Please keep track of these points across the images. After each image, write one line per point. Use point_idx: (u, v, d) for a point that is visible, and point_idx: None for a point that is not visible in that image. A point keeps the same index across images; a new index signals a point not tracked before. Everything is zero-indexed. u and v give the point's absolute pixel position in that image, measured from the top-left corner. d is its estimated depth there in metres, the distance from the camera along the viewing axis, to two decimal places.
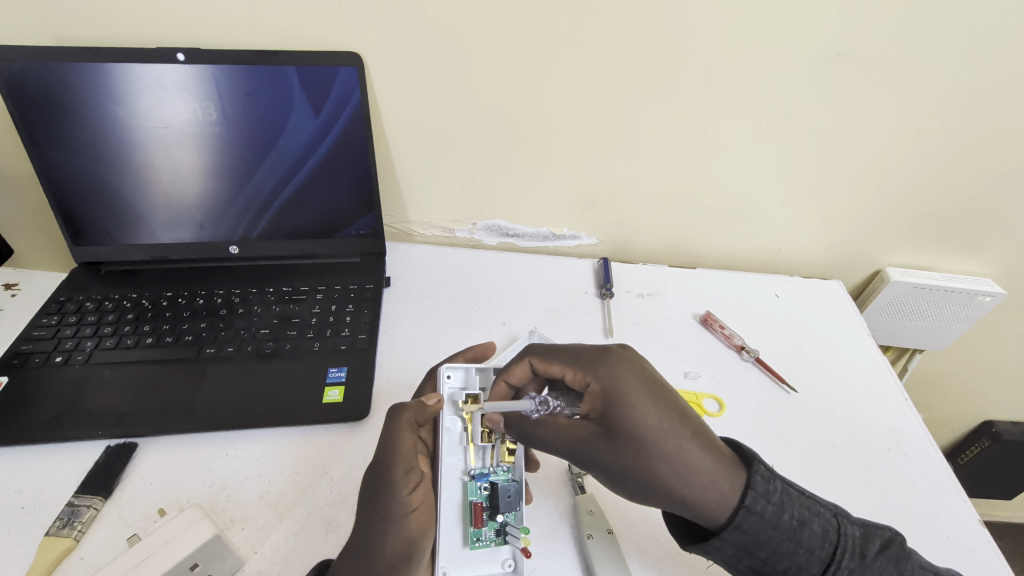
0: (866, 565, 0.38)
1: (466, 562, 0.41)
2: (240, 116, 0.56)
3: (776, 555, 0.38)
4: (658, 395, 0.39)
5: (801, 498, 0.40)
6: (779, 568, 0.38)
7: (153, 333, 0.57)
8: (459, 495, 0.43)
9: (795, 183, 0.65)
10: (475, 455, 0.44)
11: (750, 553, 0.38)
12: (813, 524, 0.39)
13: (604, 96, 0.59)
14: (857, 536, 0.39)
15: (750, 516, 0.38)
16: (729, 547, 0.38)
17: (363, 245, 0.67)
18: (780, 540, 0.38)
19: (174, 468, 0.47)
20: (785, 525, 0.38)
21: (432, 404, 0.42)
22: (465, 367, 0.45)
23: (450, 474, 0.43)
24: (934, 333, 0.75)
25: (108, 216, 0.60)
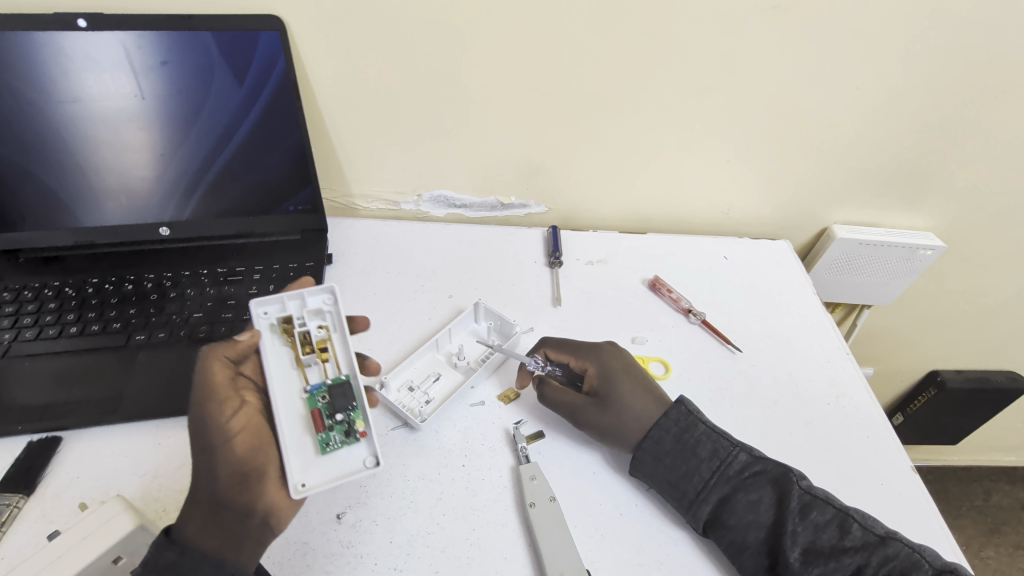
0: (750, 480, 0.44)
1: (322, 469, 0.39)
2: (155, 86, 0.53)
3: (675, 461, 0.45)
4: (632, 380, 0.50)
5: (722, 433, 0.46)
6: (677, 474, 0.44)
7: (78, 322, 0.54)
8: (301, 410, 0.41)
9: (738, 143, 0.64)
10: (312, 374, 0.43)
11: (659, 461, 0.45)
12: (709, 443, 0.45)
13: (540, 58, 0.57)
14: (758, 462, 0.44)
15: (660, 435, 0.46)
16: (647, 459, 0.45)
17: (301, 221, 0.64)
18: (679, 450, 0.45)
19: (101, 459, 0.46)
20: (684, 438, 0.46)
21: (247, 339, 0.41)
22: (278, 299, 0.42)
23: (287, 391, 0.42)
24: (879, 288, 0.77)
25: (22, 202, 0.56)
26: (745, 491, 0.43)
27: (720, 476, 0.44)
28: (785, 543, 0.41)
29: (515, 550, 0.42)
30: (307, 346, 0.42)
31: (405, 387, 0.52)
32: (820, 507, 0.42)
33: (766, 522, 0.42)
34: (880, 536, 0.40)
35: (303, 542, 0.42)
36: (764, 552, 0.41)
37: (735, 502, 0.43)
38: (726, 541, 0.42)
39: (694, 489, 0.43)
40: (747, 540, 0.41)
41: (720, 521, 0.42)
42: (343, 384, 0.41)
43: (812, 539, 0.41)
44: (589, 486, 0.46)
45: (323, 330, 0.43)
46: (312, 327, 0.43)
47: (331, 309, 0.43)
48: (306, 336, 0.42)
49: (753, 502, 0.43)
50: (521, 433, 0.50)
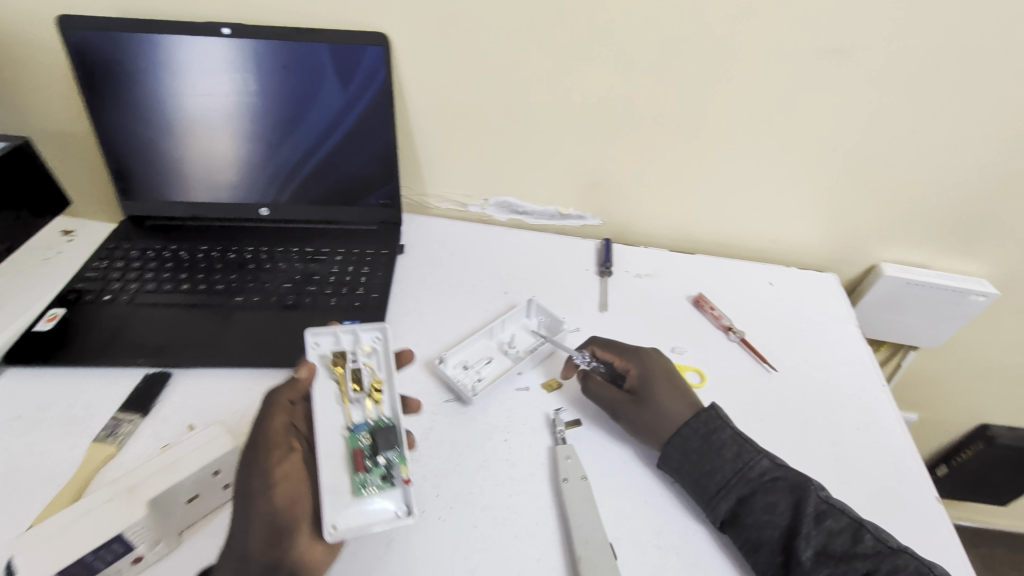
0: (769, 484, 0.47)
1: (355, 515, 0.42)
2: (276, 87, 0.62)
3: (699, 458, 0.49)
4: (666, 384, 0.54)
5: (746, 440, 0.50)
6: (700, 470, 0.48)
7: (189, 281, 0.63)
8: (342, 450, 0.45)
9: (791, 175, 0.68)
10: (354, 413, 0.47)
11: (686, 459, 0.49)
12: (732, 447, 0.49)
13: (610, 83, 0.62)
14: (777, 469, 0.48)
15: (691, 436, 0.49)
16: (676, 456, 0.49)
17: (381, 214, 0.71)
18: (704, 449, 0.49)
19: (202, 395, 0.54)
20: (710, 439, 0.49)
21: (303, 376, 0.47)
22: (333, 332, 0.50)
23: (331, 431, 0.46)
24: (927, 330, 0.77)
25: (155, 175, 0.67)
26: (764, 493, 0.46)
27: (741, 476, 0.47)
28: (799, 543, 0.44)
29: (547, 519, 0.47)
30: (355, 385, 0.48)
31: (460, 365, 0.58)
32: (835, 516, 0.45)
33: (782, 522, 0.45)
34: (891, 547, 0.43)
35: None
36: (778, 550, 0.44)
37: (754, 502, 0.46)
38: (742, 537, 0.45)
39: (715, 485, 0.47)
40: (762, 537, 0.45)
41: (738, 518, 0.46)
42: (387, 427, 0.45)
43: (825, 543, 0.44)
44: (617, 471, 0.51)
45: (370, 370, 0.49)
46: (360, 365, 0.49)
47: (378, 346, 0.51)
48: (356, 374, 0.48)
49: (771, 504, 0.46)
50: (561, 419, 0.54)
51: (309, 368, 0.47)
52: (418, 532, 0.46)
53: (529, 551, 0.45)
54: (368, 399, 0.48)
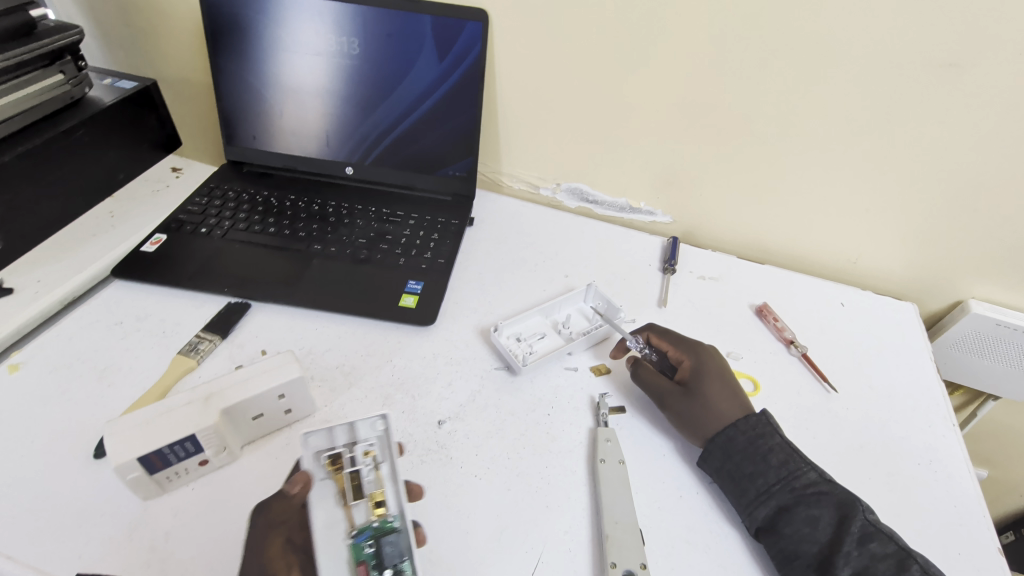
0: (813, 496, 0.46)
1: None
2: (377, 52, 0.65)
3: (743, 459, 0.48)
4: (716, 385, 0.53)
5: (794, 450, 0.49)
6: (742, 472, 0.48)
7: (275, 225, 0.68)
8: (345, 559, 0.38)
9: (881, 193, 0.64)
10: (357, 514, 0.40)
11: (728, 458, 0.48)
12: (779, 454, 0.48)
13: (700, 79, 0.62)
14: (824, 483, 0.46)
15: (734, 436, 0.49)
16: (717, 454, 0.49)
17: (456, 185, 0.74)
18: (750, 451, 0.48)
19: (274, 329, 0.58)
20: (757, 443, 0.49)
21: (297, 488, 0.40)
22: (327, 430, 0.40)
23: (332, 535, 0.39)
24: (1012, 379, 0.72)
25: (259, 125, 0.72)
26: (807, 505, 0.45)
27: (785, 483, 0.46)
28: (838, 561, 0.42)
29: (580, 496, 0.48)
30: (354, 488, 0.40)
31: (513, 336, 0.60)
32: (881, 540, 0.43)
33: (822, 538, 0.44)
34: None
35: (409, 433, 0.51)
36: (814, 565, 0.43)
37: (795, 512, 0.45)
38: (778, 545, 0.44)
39: (756, 489, 0.46)
40: (799, 549, 0.43)
41: (775, 526, 0.45)
42: (390, 534, 0.38)
43: (867, 565, 0.42)
44: (656, 462, 0.51)
45: (371, 465, 0.41)
46: (361, 461, 0.41)
47: (380, 436, 0.41)
48: (355, 475, 0.40)
49: (813, 518, 0.45)
50: (605, 403, 0.55)
51: (305, 476, 0.41)
52: (454, 486, 0.48)
53: (558, 522, 0.46)
54: (370, 502, 0.40)
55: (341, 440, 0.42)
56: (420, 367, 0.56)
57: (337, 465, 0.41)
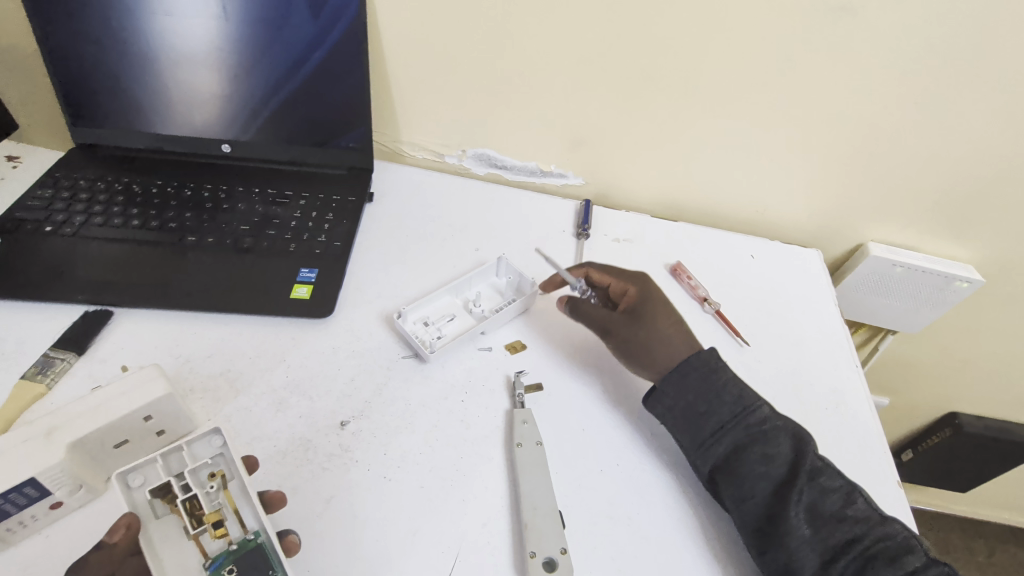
0: (769, 433, 0.45)
1: None
2: (238, 9, 0.57)
3: (698, 398, 0.47)
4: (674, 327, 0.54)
5: (745, 386, 0.48)
6: (697, 411, 0.47)
7: (139, 217, 0.60)
8: None
9: (783, 144, 0.64)
10: (209, 544, 0.34)
11: (683, 397, 0.47)
12: (732, 390, 0.47)
13: (599, 30, 0.58)
14: (776, 420, 0.46)
15: (691, 370, 0.48)
16: (672, 393, 0.48)
17: (350, 158, 0.67)
18: (706, 389, 0.47)
19: (144, 337, 0.51)
20: (710, 380, 0.48)
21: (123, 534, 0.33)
22: (149, 459, 0.36)
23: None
24: (907, 315, 0.76)
25: (107, 101, 0.62)
26: (762, 443, 0.45)
27: (740, 421, 0.46)
28: (790, 500, 0.42)
29: (498, 484, 0.45)
30: (196, 514, 0.34)
31: (421, 321, 0.56)
32: (829, 475, 0.44)
33: (775, 476, 0.43)
34: (881, 515, 0.42)
35: (308, 439, 0.46)
36: (766, 502, 0.43)
37: (751, 451, 0.45)
38: (733, 484, 0.44)
39: (712, 428, 0.46)
40: (753, 487, 0.43)
41: (730, 465, 0.45)
42: (254, 554, 0.34)
43: (816, 500, 0.43)
44: (576, 438, 0.49)
45: (217, 487, 0.35)
46: (201, 483, 0.35)
47: (221, 453, 0.36)
48: (194, 500, 0.34)
49: (768, 455, 0.44)
50: (521, 382, 0.52)
51: (128, 518, 0.34)
52: (361, 491, 0.44)
53: (476, 515, 0.43)
54: (220, 527, 0.34)
55: (174, 470, 0.36)
56: (318, 365, 0.51)
57: (171, 498, 0.35)
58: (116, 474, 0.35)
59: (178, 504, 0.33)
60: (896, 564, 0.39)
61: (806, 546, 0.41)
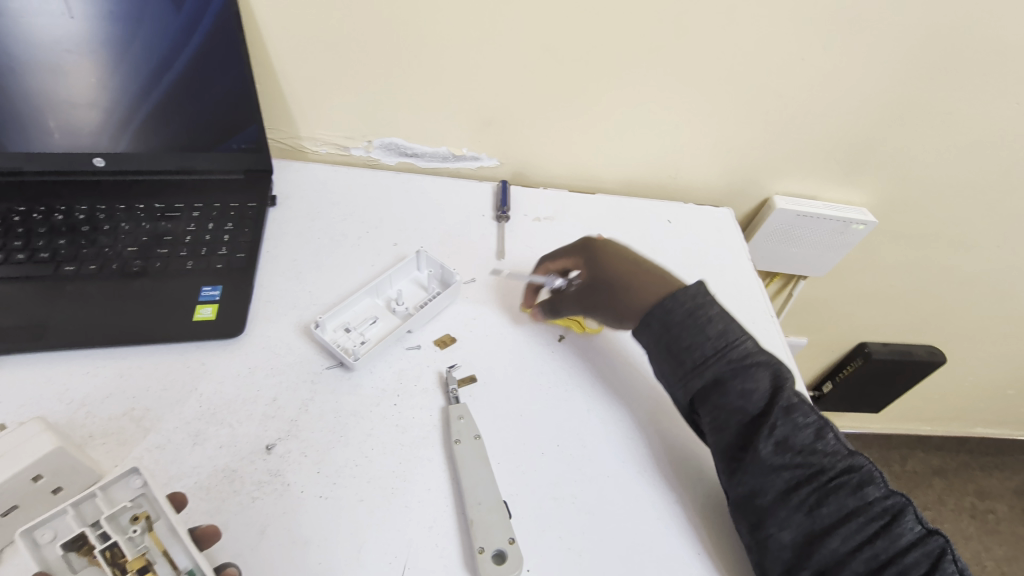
0: (750, 367, 0.46)
1: None
2: (83, 5, 0.50)
3: (682, 331, 0.49)
4: (659, 273, 0.57)
5: (735, 321, 0.49)
6: (679, 344, 0.48)
7: (3, 250, 0.53)
8: None
9: (685, 108, 0.65)
10: None
11: (666, 331, 0.49)
12: (717, 324, 0.48)
13: (491, 6, 0.56)
14: (761, 354, 0.47)
15: (663, 309, 0.50)
16: (655, 324, 0.50)
17: (245, 160, 0.62)
18: (688, 324, 0.49)
19: (27, 387, 0.45)
20: (697, 315, 0.49)
21: None
22: (58, 511, 0.31)
23: None
24: (814, 260, 0.80)
25: None
26: (742, 377, 0.46)
27: (721, 355, 0.47)
28: (760, 431, 0.43)
29: (440, 483, 0.44)
30: (119, 563, 0.31)
31: (341, 327, 0.53)
32: (803, 411, 0.44)
33: (751, 409, 0.45)
34: (851, 449, 0.42)
35: (232, 469, 0.43)
36: (739, 431, 0.45)
37: (730, 385, 0.46)
38: (711, 415, 0.46)
39: (695, 360, 0.47)
40: (729, 417, 0.45)
41: (707, 397, 0.47)
42: None
43: (789, 434, 0.43)
44: (516, 423, 0.49)
45: (141, 530, 0.32)
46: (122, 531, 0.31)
47: (144, 492, 0.33)
48: (115, 548, 0.31)
49: (746, 390, 0.45)
50: (454, 376, 0.51)
51: None
52: (296, 513, 0.42)
53: (421, 519, 0.42)
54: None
55: (90, 518, 0.32)
56: (235, 388, 0.48)
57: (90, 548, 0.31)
58: (19, 533, 0.31)
59: (97, 556, 0.30)
60: (858, 495, 0.40)
61: (772, 474, 0.42)
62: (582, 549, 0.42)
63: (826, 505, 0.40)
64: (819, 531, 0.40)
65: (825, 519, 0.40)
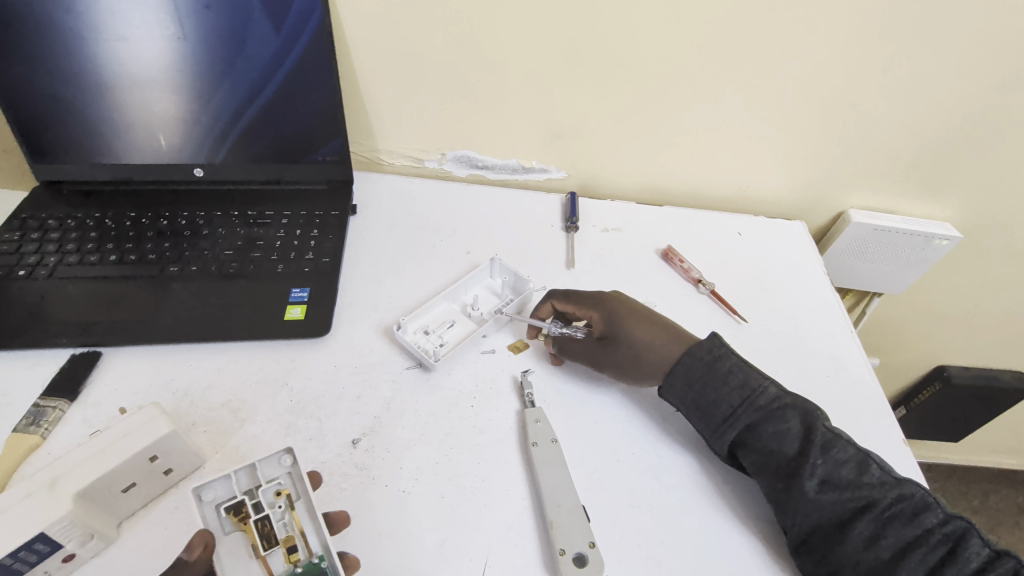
0: (779, 411, 0.45)
1: None
2: (197, 28, 0.54)
3: (705, 388, 0.47)
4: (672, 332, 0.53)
5: (753, 368, 0.48)
6: (705, 399, 0.47)
7: (116, 251, 0.58)
8: None
9: (760, 121, 0.65)
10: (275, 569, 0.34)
11: (690, 387, 0.48)
12: (737, 374, 0.47)
13: (570, 22, 0.58)
14: (787, 396, 0.46)
15: (687, 365, 0.49)
16: (679, 383, 0.48)
17: (329, 171, 0.65)
18: (710, 377, 0.47)
19: (139, 375, 0.49)
20: (717, 368, 0.48)
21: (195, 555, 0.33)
22: (224, 477, 0.36)
23: None
24: (892, 277, 0.77)
25: (72, 138, 0.59)
26: (772, 422, 0.45)
27: (748, 405, 0.46)
28: (804, 472, 0.42)
29: (518, 485, 0.45)
30: (267, 534, 0.34)
31: (421, 330, 0.55)
32: (841, 446, 0.43)
33: (790, 451, 0.44)
34: (897, 478, 0.42)
35: (320, 462, 0.45)
36: (780, 477, 0.43)
37: (762, 430, 0.45)
38: (748, 462, 0.45)
39: (721, 415, 0.46)
40: (767, 463, 0.44)
41: (743, 446, 0.45)
42: None
43: (831, 472, 0.43)
44: (590, 429, 0.49)
45: (284, 506, 0.35)
46: (271, 503, 0.35)
47: (290, 472, 0.37)
48: (266, 520, 0.34)
49: (780, 432, 0.44)
50: (529, 380, 0.52)
51: (202, 536, 0.33)
52: (381, 506, 0.43)
53: (499, 519, 0.43)
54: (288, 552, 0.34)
55: (244, 486, 0.36)
56: (323, 384, 0.50)
57: (242, 516, 0.35)
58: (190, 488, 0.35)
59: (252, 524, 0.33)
60: (915, 524, 0.40)
61: (825, 513, 0.41)
62: (660, 558, 0.42)
63: (885, 537, 0.40)
64: (884, 565, 0.39)
65: (887, 551, 0.39)
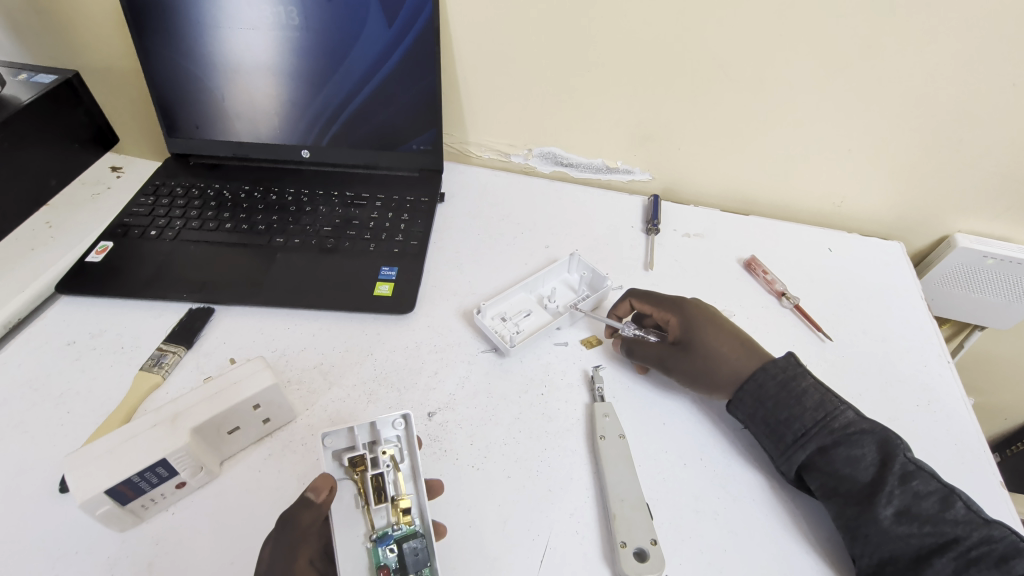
0: (854, 435, 0.44)
1: None
2: (319, 21, 0.59)
3: (777, 406, 0.46)
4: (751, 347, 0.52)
5: (829, 390, 0.47)
6: (776, 417, 0.46)
7: (231, 220, 0.63)
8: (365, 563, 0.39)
9: (865, 134, 0.62)
10: (377, 516, 0.40)
11: (761, 403, 0.47)
12: (812, 395, 0.46)
13: (672, 25, 0.58)
14: (865, 422, 0.44)
15: (759, 380, 0.48)
16: (749, 399, 0.48)
17: (421, 160, 0.69)
18: (783, 395, 0.46)
19: (245, 332, 0.54)
20: (790, 386, 0.47)
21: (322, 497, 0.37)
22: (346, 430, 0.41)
23: (349, 537, 0.40)
24: (999, 309, 0.71)
25: (203, 115, 0.66)
26: (847, 446, 0.43)
27: (821, 426, 0.44)
28: (879, 501, 0.41)
29: (582, 474, 0.46)
30: (378, 488, 0.40)
31: (498, 316, 0.57)
32: (922, 478, 0.41)
33: (863, 478, 0.42)
34: (985, 518, 0.39)
35: None
36: (851, 504, 0.42)
37: (835, 453, 0.43)
38: (816, 485, 0.43)
39: (792, 435, 0.45)
40: (838, 488, 0.42)
41: (813, 468, 0.44)
42: (414, 536, 0.39)
43: (909, 504, 0.40)
44: (657, 430, 0.49)
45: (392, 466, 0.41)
46: (383, 460, 0.41)
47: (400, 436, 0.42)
48: (379, 477, 0.40)
49: (854, 457, 0.43)
50: (599, 375, 0.53)
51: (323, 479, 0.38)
52: (451, 478, 0.45)
53: (562, 504, 0.44)
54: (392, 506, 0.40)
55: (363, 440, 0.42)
56: (404, 358, 0.53)
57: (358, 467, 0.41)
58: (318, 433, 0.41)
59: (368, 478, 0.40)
60: (1003, 568, 0.37)
61: (900, 546, 0.39)
62: (723, 566, 0.41)
63: None
64: None
65: None
